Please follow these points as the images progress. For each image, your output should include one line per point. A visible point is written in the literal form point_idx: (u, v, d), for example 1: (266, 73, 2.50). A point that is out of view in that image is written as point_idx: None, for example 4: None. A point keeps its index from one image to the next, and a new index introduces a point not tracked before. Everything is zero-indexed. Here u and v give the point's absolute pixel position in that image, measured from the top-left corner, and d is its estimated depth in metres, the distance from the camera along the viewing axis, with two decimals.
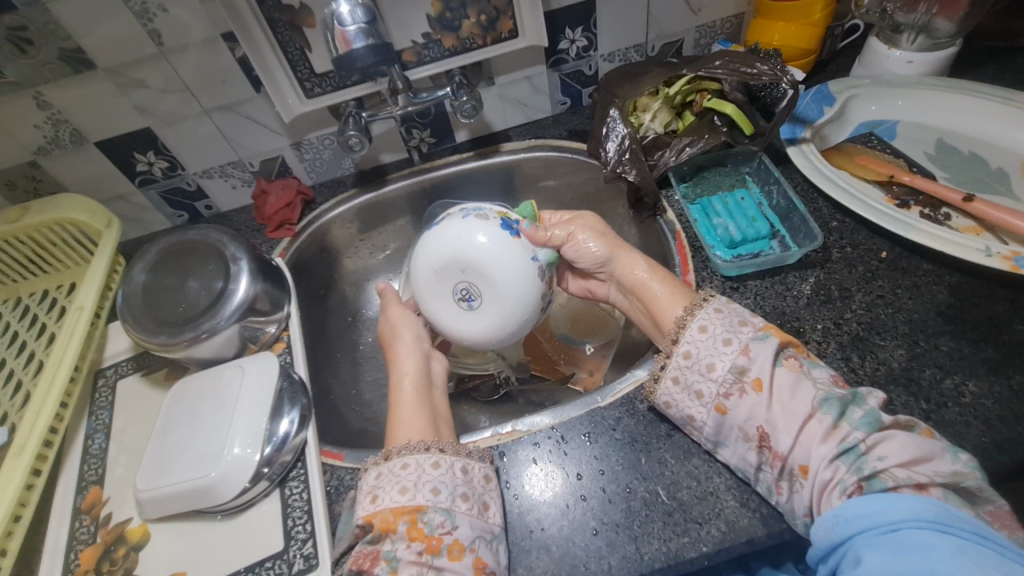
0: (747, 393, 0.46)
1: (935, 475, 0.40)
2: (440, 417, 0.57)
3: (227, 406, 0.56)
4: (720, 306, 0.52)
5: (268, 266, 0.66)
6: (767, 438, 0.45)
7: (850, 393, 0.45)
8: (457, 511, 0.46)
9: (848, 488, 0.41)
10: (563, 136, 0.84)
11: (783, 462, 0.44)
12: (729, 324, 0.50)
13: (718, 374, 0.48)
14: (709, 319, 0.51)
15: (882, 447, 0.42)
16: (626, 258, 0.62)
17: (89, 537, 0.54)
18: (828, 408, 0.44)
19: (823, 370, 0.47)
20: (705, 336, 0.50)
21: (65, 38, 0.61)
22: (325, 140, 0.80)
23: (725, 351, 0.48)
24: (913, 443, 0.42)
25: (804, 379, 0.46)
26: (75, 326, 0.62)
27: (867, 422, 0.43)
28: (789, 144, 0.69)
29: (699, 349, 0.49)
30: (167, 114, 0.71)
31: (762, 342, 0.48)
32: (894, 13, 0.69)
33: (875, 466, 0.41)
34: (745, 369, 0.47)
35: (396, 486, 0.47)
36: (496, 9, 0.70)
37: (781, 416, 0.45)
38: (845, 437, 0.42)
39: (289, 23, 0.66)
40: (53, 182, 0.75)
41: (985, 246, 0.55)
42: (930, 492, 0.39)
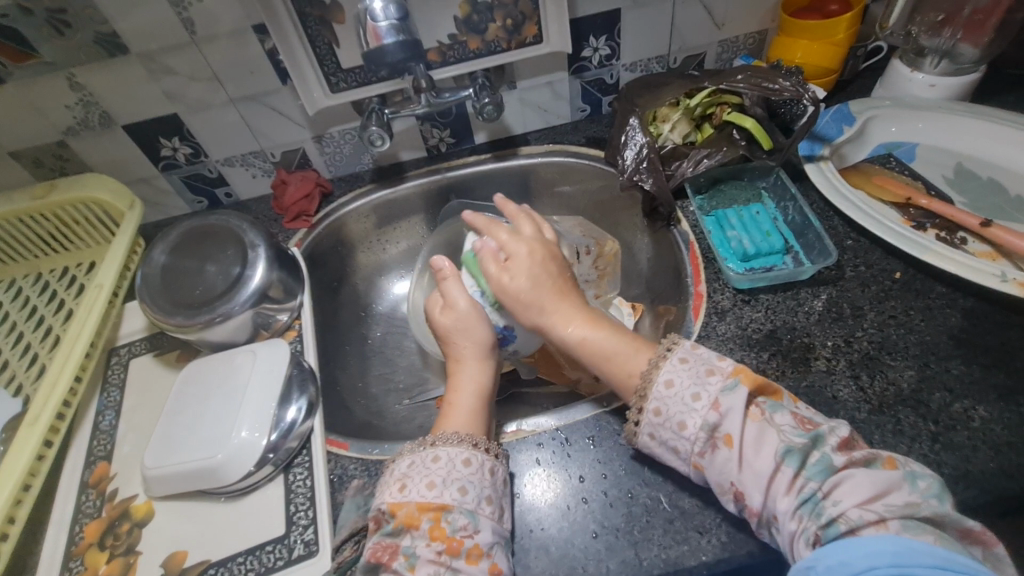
0: (719, 449, 0.44)
1: (888, 510, 0.39)
2: (471, 395, 0.56)
3: (238, 390, 0.57)
4: (686, 354, 0.49)
5: (284, 255, 0.67)
6: (740, 496, 0.43)
7: (810, 437, 0.43)
8: (480, 514, 0.46)
9: (810, 538, 0.40)
10: (580, 143, 0.85)
11: (758, 516, 0.42)
12: (695, 376, 0.47)
13: (689, 432, 0.45)
14: (674, 371, 0.48)
15: (839, 491, 0.40)
16: (562, 313, 0.56)
17: (94, 511, 0.55)
18: (790, 461, 0.42)
19: (785, 414, 0.45)
20: (671, 392, 0.47)
21: (102, 22, 0.63)
22: (346, 135, 0.81)
23: (694, 408, 0.46)
24: (871, 480, 0.40)
25: (768, 428, 0.44)
26: (93, 303, 0.63)
27: (820, 470, 0.41)
28: (807, 160, 0.69)
29: (668, 407, 0.46)
30: (194, 102, 0.73)
31: (731, 393, 0.45)
32: (918, 35, 0.71)
33: (831, 512, 0.39)
34: (716, 426, 0.45)
35: (425, 480, 0.47)
36: (522, 14, 0.71)
37: (750, 476, 0.43)
38: (803, 488, 0.41)
39: (319, 19, 0.68)
40: (79, 162, 0.77)
41: (1000, 271, 0.55)
42: (887, 527, 0.38)
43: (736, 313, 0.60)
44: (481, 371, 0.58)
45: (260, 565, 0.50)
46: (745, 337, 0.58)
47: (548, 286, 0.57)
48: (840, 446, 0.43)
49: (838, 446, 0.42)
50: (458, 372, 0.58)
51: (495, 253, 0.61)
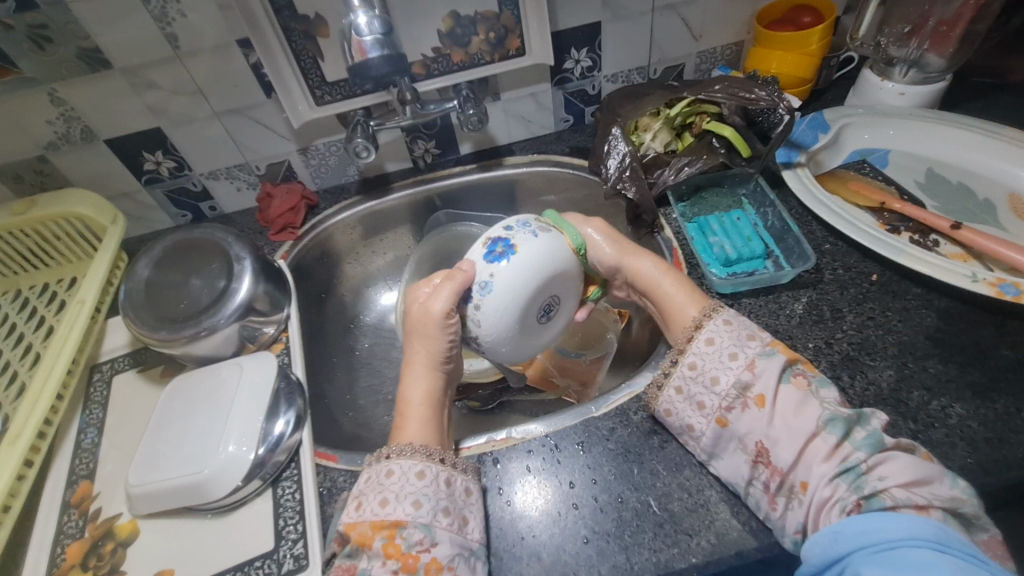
0: (749, 407, 0.48)
1: (933, 498, 0.40)
2: (418, 404, 0.55)
3: (224, 405, 0.56)
4: (729, 318, 0.53)
5: (271, 267, 0.67)
6: (765, 453, 0.46)
7: (853, 413, 0.45)
8: (437, 526, 0.46)
9: (846, 505, 0.41)
10: (564, 152, 0.86)
11: (782, 477, 0.45)
12: (736, 338, 0.51)
13: (721, 388, 0.49)
14: (716, 332, 0.52)
15: (885, 467, 0.42)
16: (632, 251, 0.61)
17: (76, 531, 0.54)
18: (832, 428, 0.44)
19: (830, 389, 0.47)
20: (711, 349, 0.51)
21: (84, 37, 0.63)
22: (332, 147, 0.82)
23: (730, 366, 0.49)
24: (915, 465, 0.42)
25: (811, 397, 0.46)
26: (75, 320, 0.62)
27: (870, 443, 0.43)
28: (784, 167, 0.71)
29: (704, 361, 0.51)
30: (178, 115, 0.73)
31: (768, 357, 0.49)
32: (887, 46, 0.74)
33: (875, 486, 0.41)
34: (748, 386, 0.48)
35: (378, 497, 0.47)
36: (505, 27, 0.72)
37: (783, 432, 0.45)
38: (847, 457, 0.43)
39: (303, 33, 0.68)
40: (59, 178, 0.76)
41: (972, 272, 0.57)
42: (930, 513, 0.40)
43: None
44: (430, 379, 0.57)
45: None
46: None
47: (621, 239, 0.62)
48: (882, 429, 0.45)
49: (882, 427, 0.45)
50: (408, 376, 0.57)
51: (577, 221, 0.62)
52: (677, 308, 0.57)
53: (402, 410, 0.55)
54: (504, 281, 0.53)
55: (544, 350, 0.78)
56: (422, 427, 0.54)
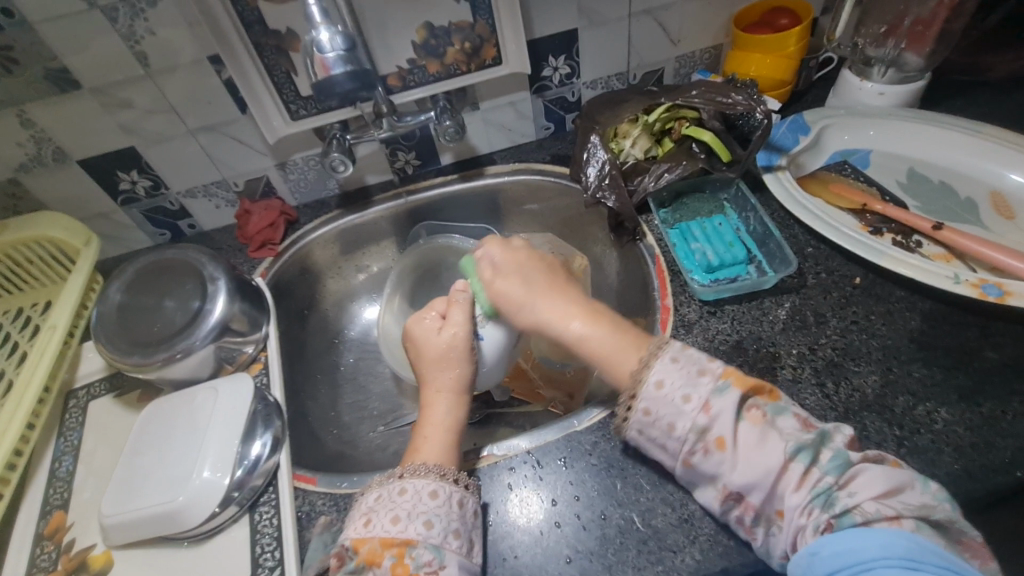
0: (711, 452, 0.44)
1: (904, 508, 0.39)
2: (444, 429, 0.54)
3: (199, 429, 0.55)
4: (676, 355, 0.48)
5: (247, 286, 0.66)
6: (737, 494, 0.43)
7: (817, 435, 0.43)
8: (447, 548, 0.45)
9: (820, 526, 0.40)
10: (546, 161, 0.85)
11: (756, 511, 0.43)
12: (685, 377, 0.46)
13: (678, 433, 0.45)
14: (665, 372, 0.46)
15: (854, 483, 0.41)
16: (556, 307, 0.55)
17: (49, 564, 0.53)
18: (799, 458, 0.42)
19: (789, 418, 0.44)
20: (662, 394, 0.46)
21: (51, 58, 0.62)
22: (310, 161, 0.81)
23: (685, 410, 0.45)
24: (885, 475, 0.41)
25: (770, 432, 0.43)
26: (47, 346, 0.61)
27: (837, 465, 0.41)
28: (765, 171, 0.70)
29: (658, 408, 0.45)
30: (151, 134, 0.72)
31: (722, 395, 0.44)
32: (864, 47, 0.74)
33: (846, 503, 0.40)
34: (706, 429, 0.44)
35: (389, 514, 0.46)
36: (480, 37, 0.72)
37: (751, 476, 0.42)
38: (817, 481, 0.41)
39: (275, 48, 0.68)
40: (33, 200, 0.74)
41: (954, 273, 0.56)
42: (901, 525, 0.39)
43: (702, 325, 0.61)
44: (455, 405, 0.56)
45: None
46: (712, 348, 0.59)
47: (539, 282, 0.57)
48: (847, 444, 0.44)
49: (847, 444, 0.43)
50: (432, 406, 0.56)
51: (491, 262, 0.60)
52: (613, 368, 0.50)
53: (422, 438, 0.54)
54: (493, 314, 0.59)
55: (531, 361, 0.76)
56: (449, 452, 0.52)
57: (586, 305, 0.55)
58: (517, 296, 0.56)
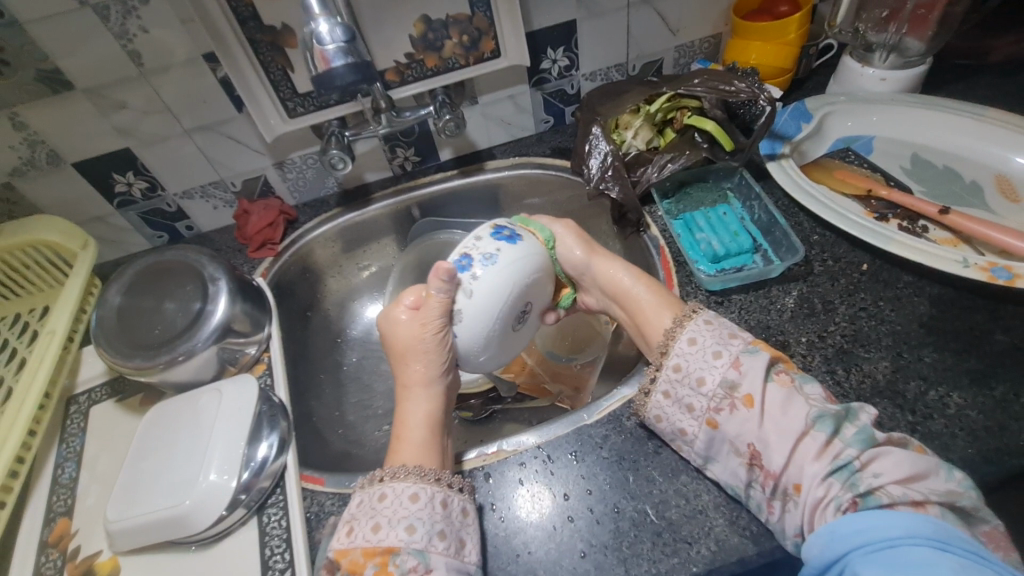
0: (737, 409, 0.46)
1: (930, 493, 0.39)
2: (421, 427, 0.54)
3: (203, 432, 0.54)
4: (710, 318, 0.51)
5: (248, 286, 0.65)
6: (757, 455, 0.44)
7: (842, 410, 0.43)
8: (432, 551, 0.44)
9: (842, 504, 0.40)
10: (546, 154, 0.85)
11: (775, 481, 0.43)
12: (718, 337, 0.49)
13: (708, 389, 0.47)
14: (698, 332, 0.50)
15: (878, 463, 0.41)
16: (607, 261, 0.61)
17: (54, 572, 0.52)
18: (821, 426, 0.43)
19: (815, 386, 0.46)
20: (694, 349, 0.49)
21: (43, 59, 0.61)
22: (308, 159, 0.80)
23: (715, 364, 0.48)
24: (911, 459, 0.41)
25: (797, 396, 0.45)
26: (46, 351, 0.60)
27: (861, 439, 0.42)
28: (768, 159, 0.70)
29: (688, 363, 0.49)
30: (147, 135, 0.71)
31: (752, 355, 0.47)
32: (866, 31, 0.73)
33: (870, 483, 0.40)
34: (735, 385, 0.46)
35: (370, 523, 0.46)
36: (478, 30, 0.71)
37: (774, 436, 0.44)
38: (839, 454, 0.42)
39: (271, 44, 0.67)
40: (27, 204, 0.73)
41: (962, 257, 0.56)
42: (927, 509, 0.39)
43: None
44: (432, 400, 0.56)
45: None
46: None
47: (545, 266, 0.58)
48: (871, 423, 0.44)
49: (873, 421, 0.44)
50: (406, 401, 0.56)
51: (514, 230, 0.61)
52: (654, 322, 0.55)
53: (400, 435, 0.54)
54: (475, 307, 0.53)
55: (536, 357, 0.77)
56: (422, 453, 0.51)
57: (642, 271, 0.60)
58: (538, 278, 0.57)
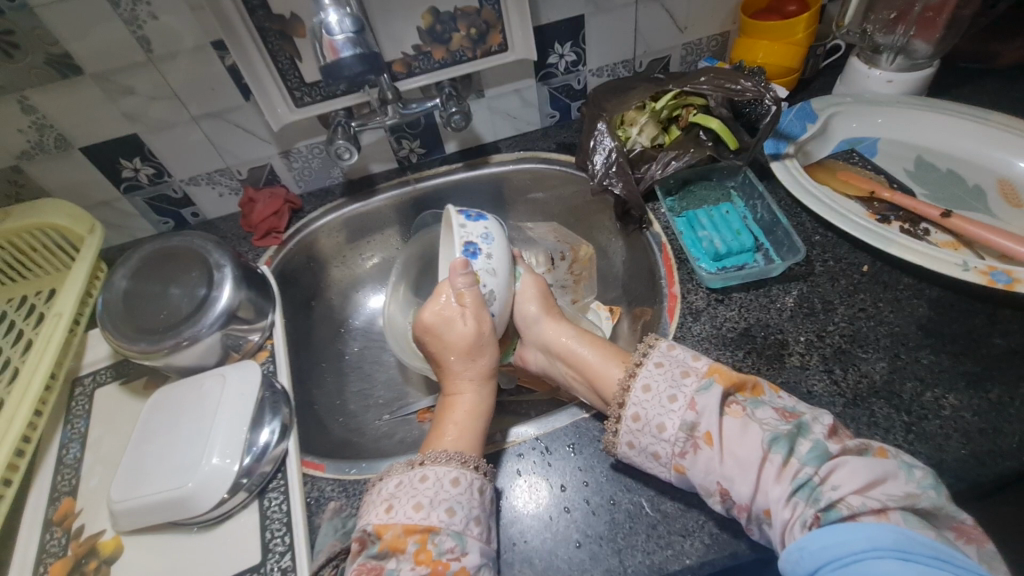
0: (700, 449, 0.45)
1: (889, 499, 0.39)
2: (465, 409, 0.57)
3: (207, 417, 0.55)
4: (661, 360, 0.50)
5: (253, 274, 0.66)
6: (726, 492, 0.43)
7: (794, 426, 0.44)
8: (468, 535, 0.45)
9: (808, 522, 0.40)
10: (551, 149, 0.85)
11: (748, 511, 0.42)
12: (671, 379, 0.48)
13: (669, 434, 0.46)
14: (651, 376, 0.49)
15: (836, 476, 0.40)
16: (555, 329, 0.64)
17: (59, 549, 0.53)
18: (776, 448, 0.43)
19: (767, 409, 0.46)
20: (649, 396, 0.48)
21: (53, 43, 0.61)
22: (314, 149, 0.80)
23: (671, 409, 0.47)
24: (866, 467, 0.40)
25: (750, 423, 0.44)
26: (52, 333, 0.61)
27: (816, 455, 0.41)
28: (773, 159, 0.70)
29: (647, 411, 0.48)
30: (154, 121, 0.71)
31: (707, 392, 0.46)
32: (874, 33, 0.73)
33: (830, 497, 0.40)
34: (694, 426, 0.45)
35: (411, 501, 0.47)
36: (486, 23, 0.71)
37: (735, 468, 0.43)
38: (798, 472, 0.41)
39: (279, 33, 0.67)
40: (35, 187, 0.74)
41: (963, 260, 0.56)
42: (889, 517, 0.38)
43: (710, 313, 0.61)
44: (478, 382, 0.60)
45: None
46: (720, 336, 0.59)
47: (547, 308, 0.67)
48: (827, 434, 0.43)
49: (827, 435, 0.43)
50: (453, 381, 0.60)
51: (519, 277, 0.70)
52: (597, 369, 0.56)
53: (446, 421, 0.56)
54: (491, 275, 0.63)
55: None
56: (463, 433, 0.54)
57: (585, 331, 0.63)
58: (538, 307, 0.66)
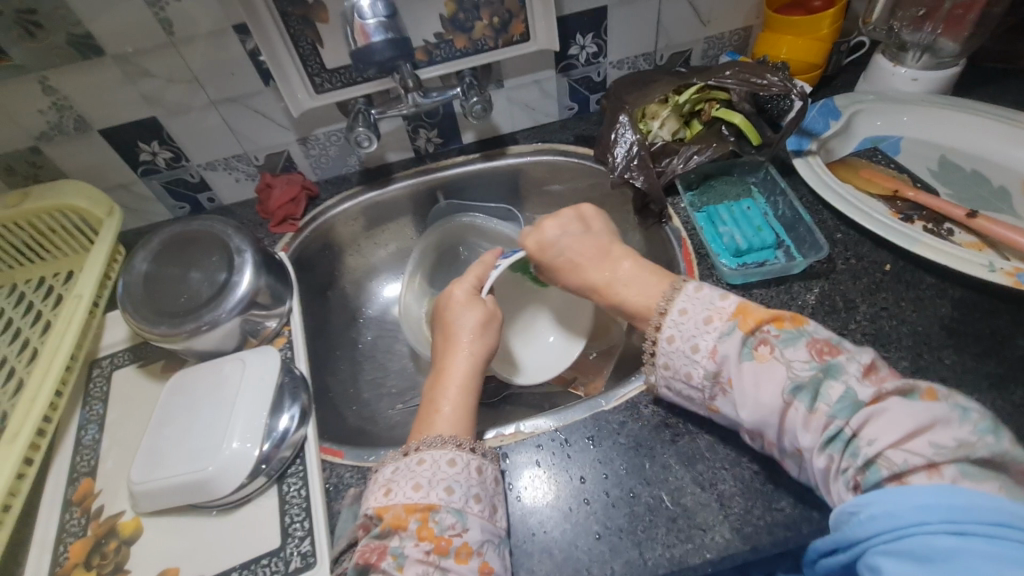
0: (726, 392, 0.47)
1: (937, 451, 0.37)
2: (457, 386, 0.55)
3: (228, 401, 0.55)
4: (685, 306, 0.50)
5: (272, 260, 0.66)
6: (759, 434, 0.45)
7: (824, 367, 0.43)
8: (469, 512, 0.45)
9: (849, 482, 0.40)
10: (569, 141, 0.84)
11: (779, 447, 0.45)
12: (695, 327, 0.49)
13: (696, 381, 0.48)
14: (675, 326, 0.50)
15: (870, 427, 0.39)
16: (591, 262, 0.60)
17: (79, 529, 0.53)
18: (799, 398, 0.42)
19: (796, 346, 0.44)
20: (674, 347, 0.49)
21: (75, 23, 0.61)
22: (332, 136, 0.80)
23: (695, 358, 0.48)
24: (910, 414, 0.39)
25: (776, 364, 0.44)
26: (73, 315, 0.61)
27: (844, 408, 0.40)
28: (795, 155, 0.70)
29: (674, 360, 0.49)
30: (173, 104, 0.71)
31: (727, 338, 0.47)
32: (900, 30, 0.72)
33: (867, 452, 0.39)
34: (718, 372, 0.47)
35: (410, 482, 0.46)
36: (509, 12, 0.70)
37: (761, 415, 0.44)
38: (828, 424, 0.41)
39: (301, 18, 0.66)
40: (54, 169, 0.74)
41: (988, 261, 0.56)
42: (940, 474, 0.36)
43: None
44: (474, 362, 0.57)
45: None
46: None
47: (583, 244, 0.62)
48: (863, 373, 0.42)
49: (861, 375, 0.42)
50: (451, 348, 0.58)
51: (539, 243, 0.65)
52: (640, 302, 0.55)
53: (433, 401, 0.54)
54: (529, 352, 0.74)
55: None
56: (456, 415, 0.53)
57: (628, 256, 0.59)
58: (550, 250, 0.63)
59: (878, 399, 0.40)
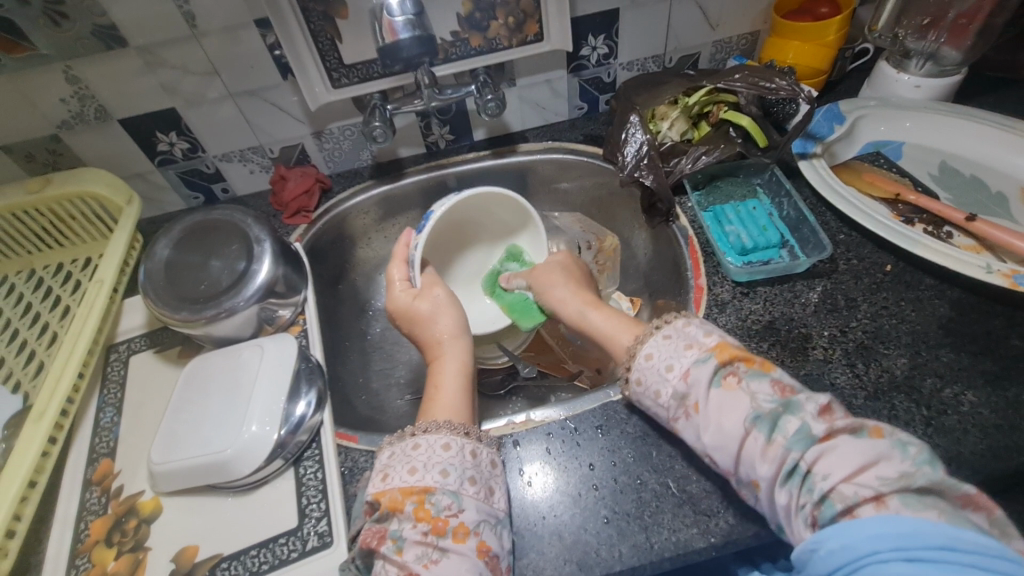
0: (690, 415, 0.47)
1: (882, 483, 0.36)
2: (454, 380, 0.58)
3: (247, 386, 0.57)
4: (670, 331, 0.50)
5: (289, 250, 0.67)
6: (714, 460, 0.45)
7: (783, 403, 0.42)
8: (464, 494, 0.47)
9: (808, 517, 0.39)
10: (579, 140, 0.86)
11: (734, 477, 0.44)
12: (672, 349, 0.49)
13: (664, 399, 0.48)
14: (655, 346, 0.50)
15: (825, 463, 0.38)
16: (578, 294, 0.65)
17: (99, 508, 0.55)
18: (759, 427, 0.42)
19: (762, 380, 0.44)
20: (651, 363, 0.50)
21: (100, 14, 0.62)
22: (346, 131, 0.81)
23: (667, 377, 0.48)
24: (858, 450, 0.38)
25: (742, 396, 0.44)
26: (94, 300, 0.62)
27: (802, 441, 0.40)
28: (801, 158, 0.72)
29: (647, 376, 0.50)
30: (192, 96, 0.72)
31: (701, 364, 0.46)
32: (905, 38, 0.73)
33: (823, 487, 0.38)
34: (685, 394, 0.47)
35: (405, 467, 0.48)
36: (524, 13, 0.72)
37: (718, 439, 0.44)
38: (785, 458, 0.40)
39: (322, 14, 0.68)
40: (73, 157, 0.75)
41: (985, 263, 0.58)
42: (886, 505, 0.35)
43: (735, 305, 0.62)
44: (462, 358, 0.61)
45: (273, 558, 0.50)
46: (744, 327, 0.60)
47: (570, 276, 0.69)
48: (820, 413, 0.41)
49: (817, 413, 0.41)
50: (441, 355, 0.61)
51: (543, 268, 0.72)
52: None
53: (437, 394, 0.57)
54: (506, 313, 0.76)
55: (558, 340, 0.81)
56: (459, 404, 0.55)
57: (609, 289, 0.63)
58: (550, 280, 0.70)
59: (830, 435, 0.40)
